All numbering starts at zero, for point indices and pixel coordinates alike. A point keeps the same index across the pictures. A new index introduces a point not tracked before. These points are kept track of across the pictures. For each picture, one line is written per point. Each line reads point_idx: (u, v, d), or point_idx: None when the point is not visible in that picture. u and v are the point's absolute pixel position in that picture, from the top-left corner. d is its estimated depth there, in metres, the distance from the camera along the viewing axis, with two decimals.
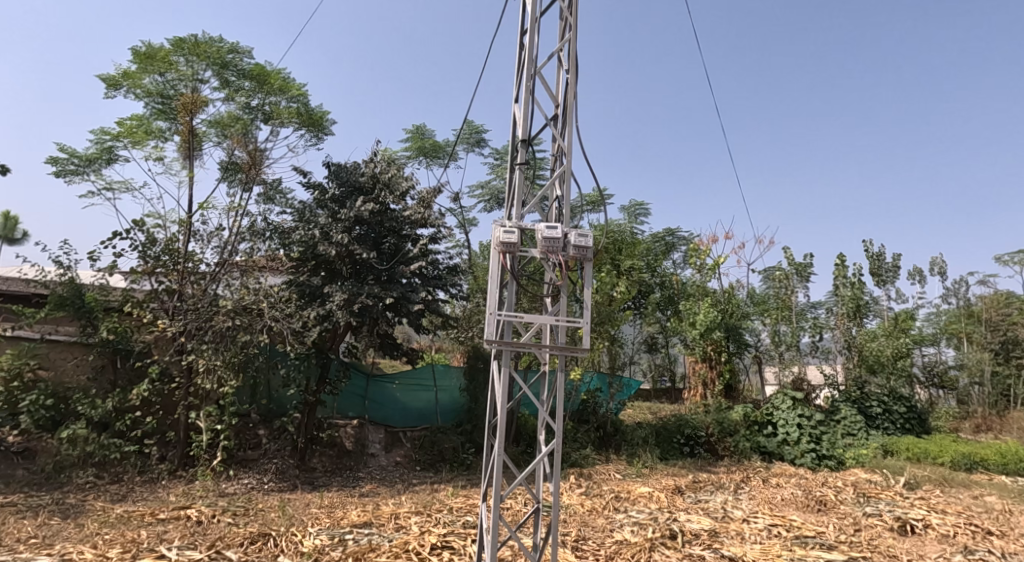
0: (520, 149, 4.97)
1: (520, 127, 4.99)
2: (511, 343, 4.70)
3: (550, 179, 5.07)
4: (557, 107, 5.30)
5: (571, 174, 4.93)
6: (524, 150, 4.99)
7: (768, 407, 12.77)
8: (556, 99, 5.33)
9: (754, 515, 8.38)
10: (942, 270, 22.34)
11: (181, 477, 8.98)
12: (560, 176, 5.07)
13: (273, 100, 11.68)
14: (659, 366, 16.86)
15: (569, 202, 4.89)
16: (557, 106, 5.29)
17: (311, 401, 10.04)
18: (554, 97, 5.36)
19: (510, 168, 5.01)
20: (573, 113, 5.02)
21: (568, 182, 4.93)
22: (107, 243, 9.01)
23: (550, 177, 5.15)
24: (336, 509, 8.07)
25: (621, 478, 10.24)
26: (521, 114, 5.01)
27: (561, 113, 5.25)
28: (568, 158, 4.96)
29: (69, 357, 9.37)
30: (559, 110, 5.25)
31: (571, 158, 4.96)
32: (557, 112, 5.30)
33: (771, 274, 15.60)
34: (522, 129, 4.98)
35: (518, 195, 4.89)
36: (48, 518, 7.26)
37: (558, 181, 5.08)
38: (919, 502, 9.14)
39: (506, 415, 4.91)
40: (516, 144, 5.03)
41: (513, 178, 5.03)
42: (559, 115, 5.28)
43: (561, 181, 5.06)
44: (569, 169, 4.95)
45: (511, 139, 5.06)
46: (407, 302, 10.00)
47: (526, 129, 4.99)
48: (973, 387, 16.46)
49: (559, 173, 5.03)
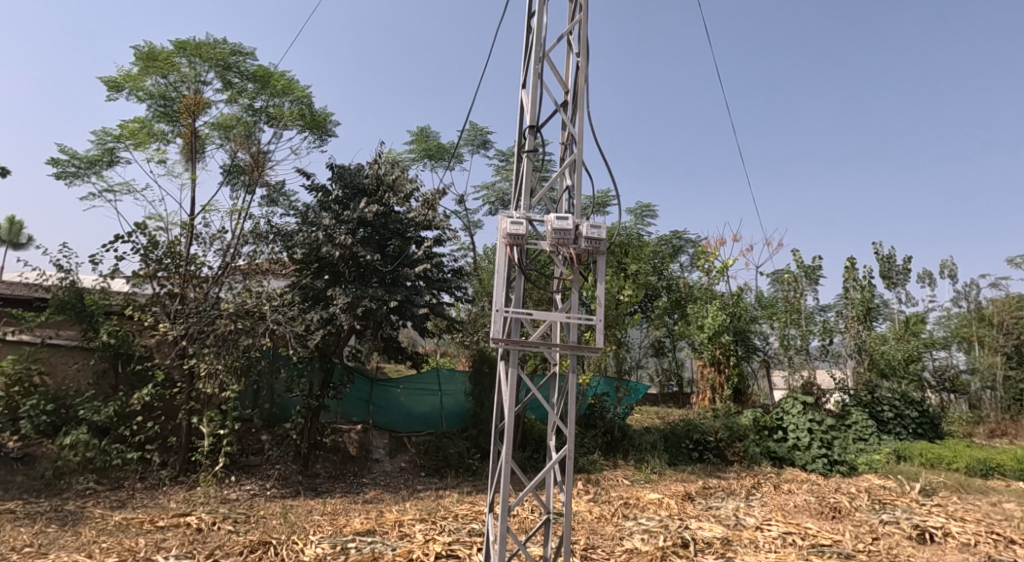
0: (528, 135, 4.79)
1: (529, 112, 4.81)
2: (519, 342, 4.49)
3: (560, 168, 4.88)
4: (566, 93, 5.12)
5: (582, 163, 4.75)
6: (531, 136, 4.80)
7: (778, 412, 12.47)
8: (565, 85, 5.15)
9: (767, 523, 8.12)
10: (953, 273, 22.05)
11: (182, 484, 8.79)
12: (569, 165, 4.88)
13: (276, 102, 11.55)
14: (666, 371, 16.57)
15: (580, 191, 4.72)
16: (567, 92, 5.11)
17: (314, 405, 9.78)
18: (564, 82, 5.18)
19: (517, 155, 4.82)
20: (583, 98, 4.84)
21: (579, 171, 4.76)
22: (108, 247, 8.62)
23: (560, 166, 4.95)
24: (339, 516, 7.87)
25: (630, 484, 10.00)
26: (528, 99, 4.83)
27: (571, 99, 5.07)
28: (579, 146, 4.78)
29: (70, 362, 9.23)
30: (569, 96, 5.06)
31: (582, 145, 4.78)
32: (566, 98, 5.11)
33: (780, 278, 15.35)
34: (530, 115, 4.80)
35: (526, 185, 4.69)
36: (46, 525, 7.08)
37: (568, 170, 4.89)
38: (937, 509, 8.84)
39: (514, 419, 4.69)
40: (524, 130, 4.84)
41: (520, 167, 4.85)
42: (570, 101, 5.08)
43: (571, 170, 4.87)
44: (579, 157, 4.77)
45: (518, 126, 4.89)
46: (411, 304, 9.84)
47: (534, 114, 4.81)
48: (985, 391, 16.21)
49: (569, 162, 4.84)
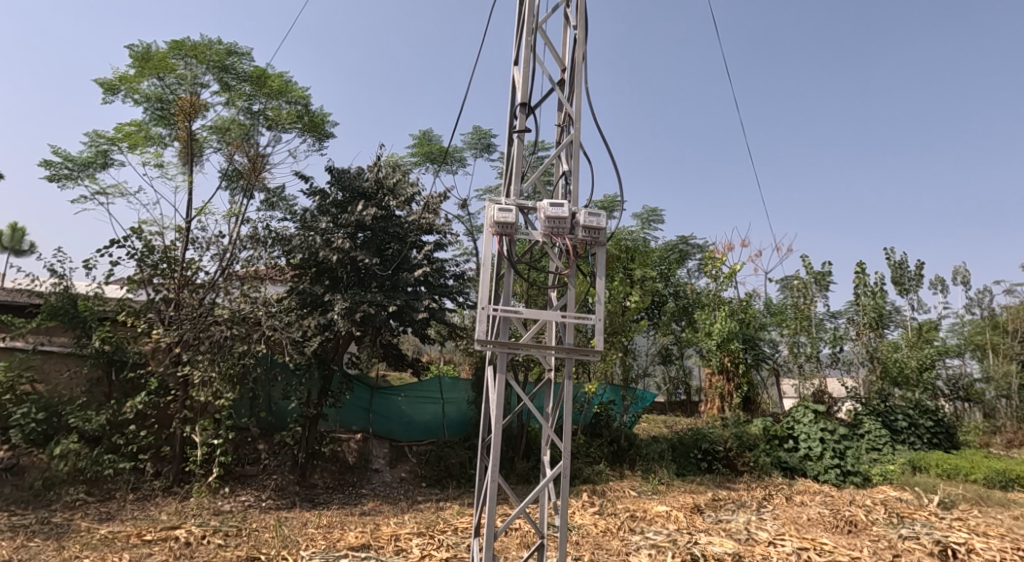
0: (519, 114, 4.56)
1: (520, 90, 4.58)
2: (509, 344, 4.15)
3: (557, 151, 4.58)
4: (564, 71, 4.83)
5: (580, 145, 4.45)
6: (523, 116, 4.57)
7: (789, 421, 12.07)
8: (562, 62, 4.87)
9: (781, 538, 7.69)
10: (966, 278, 21.59)
11: (175, 494, 8.44)
12: (567, 148, 4.58)
13: (273, 103, 11.26)
14: (674, 379, 16.04)
15: (579, 176, 4.40)
16: (564, 69, 4.83)
17: (312, 414, 9.43)
18: (561, 60, 4.90)
19: (508, 137, 4.57)
20: (581, 74, 4.55)
21: (576, 154, 4.46)
22: (103, 252, 8.36)
23: (556, 149, 4.67)
24: (334, 529, 7.50)
25: (637, 496, 9.59)
26: (521, 76, 4.59)
27: (568, 77, 4.79)
28: (577, 126, 4.49)
29: (64, 369, 8.91)
30: (566, 74, 4.78)
31: (579, 125, 4.48)
32: (564, 76, 4.83)
33: (789, 284, 14.87)
34: (522, 93, 4.57)
35: (517, 168, 4.42)
36: (29, 539, 6.74)
37: (566, 153, 4.59)
38: (958, 524, 8.39)
39: (502, 431, 4.35)
40: (515, 109, 4.60)
41: (512, 148, 4.58)
42: (567, 79, 4.81)
43: (568, 154, 4.58)
44: (577, 139, 4.47)
45: (509, 104, 4.67)
46: (410, 310, 9.46)
47: (526, 92, 4.57)
48: (1000, 400, 15.64)
49: (566, 144, 4.55)
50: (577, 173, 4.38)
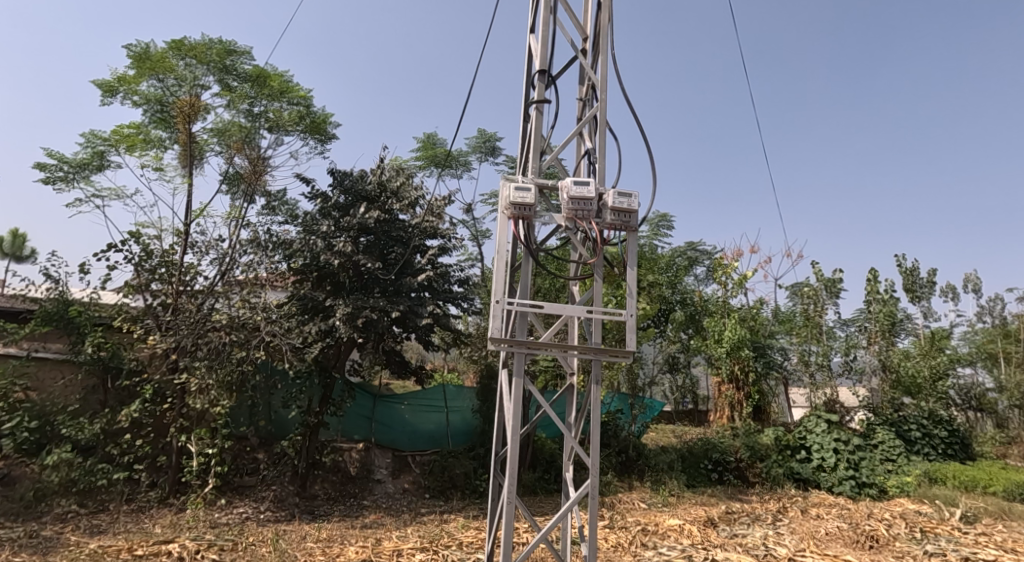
0: (538, 84, 4.32)
1: (538, 58, 4.34)
2: (525, 342, 3.79)
3: (580, 126, 4.35)
4: (586, 39, 4.57)
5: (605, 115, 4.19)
6: (543, 86, 4.32)
7: (801, 430, 11.61)
8: (584, 30, 4.61)
9: (801, 553, 7.28)
10: (976, 286, 21.20)
11: (170, 506, 8.09)
12: (591, 123, 4.34)
13: (274, 105, 10.96)
14: (682, 388, 15.47)
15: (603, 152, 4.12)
16: (586, 37, 4.58)
17: (312, 422, 9.06)
18: (582, 27, 4.64)
19: (525, 110, 4.32)
20: (605, 41, 4.30)
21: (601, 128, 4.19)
22: (102, 255, 7.93)
23: (579, 124, 4.43)
24: (333, 544, 7.11)
25: (647, 508, 9.19)
26: (539, 43, 4.36)
27: (591, 46, 4.54)
28: (601, 95, 4.22)
29: (58, 377, 8.56)
30: (589, 42, 4.55)
31: (605, 93, 4.21)
32: (586, 45, 4.58)
33: (799, 290, 14.43)
34: (540, 61, 4.33)
35: (537, 143, 4.14)
36: (14, 555, 6.38)
37: (589, 129, 4.36)
38: (984, 540, 7.93)
39: (519, 446, 3.97)
40: (534, 77, 4.36)
41: (530, 121, 4.32)
42: (590, 48, 4.56)
43: (592, 129, 4.37)
44: (601, 110, 4.21)
45: (527, 73, 4.43)
46: (415, 315, 9.10)
47: (545, 59, 4.33)
48: (1013, 410, 14.60)
49: (588, 118, 4.31)
50: (602, 147, 4.10)
